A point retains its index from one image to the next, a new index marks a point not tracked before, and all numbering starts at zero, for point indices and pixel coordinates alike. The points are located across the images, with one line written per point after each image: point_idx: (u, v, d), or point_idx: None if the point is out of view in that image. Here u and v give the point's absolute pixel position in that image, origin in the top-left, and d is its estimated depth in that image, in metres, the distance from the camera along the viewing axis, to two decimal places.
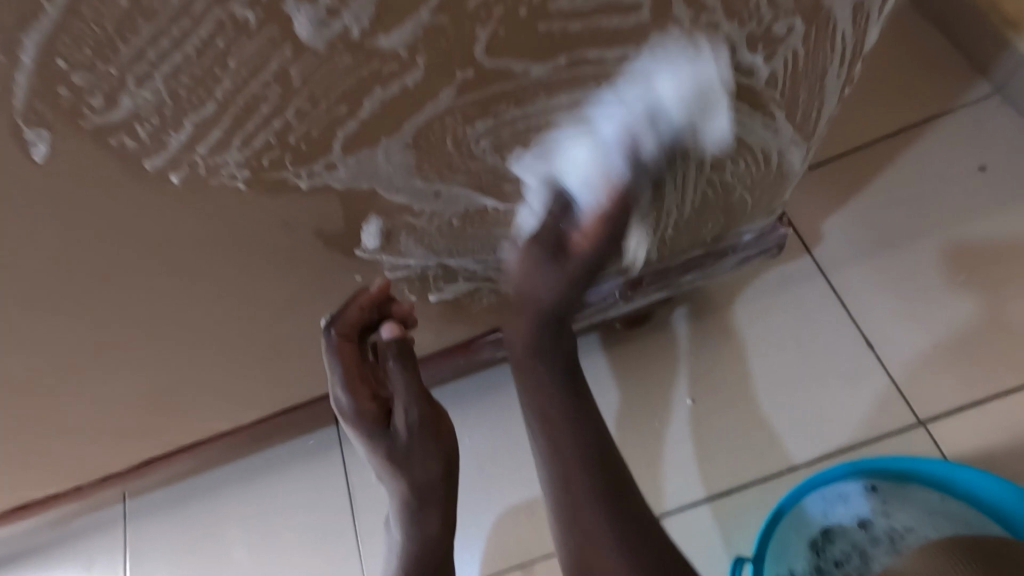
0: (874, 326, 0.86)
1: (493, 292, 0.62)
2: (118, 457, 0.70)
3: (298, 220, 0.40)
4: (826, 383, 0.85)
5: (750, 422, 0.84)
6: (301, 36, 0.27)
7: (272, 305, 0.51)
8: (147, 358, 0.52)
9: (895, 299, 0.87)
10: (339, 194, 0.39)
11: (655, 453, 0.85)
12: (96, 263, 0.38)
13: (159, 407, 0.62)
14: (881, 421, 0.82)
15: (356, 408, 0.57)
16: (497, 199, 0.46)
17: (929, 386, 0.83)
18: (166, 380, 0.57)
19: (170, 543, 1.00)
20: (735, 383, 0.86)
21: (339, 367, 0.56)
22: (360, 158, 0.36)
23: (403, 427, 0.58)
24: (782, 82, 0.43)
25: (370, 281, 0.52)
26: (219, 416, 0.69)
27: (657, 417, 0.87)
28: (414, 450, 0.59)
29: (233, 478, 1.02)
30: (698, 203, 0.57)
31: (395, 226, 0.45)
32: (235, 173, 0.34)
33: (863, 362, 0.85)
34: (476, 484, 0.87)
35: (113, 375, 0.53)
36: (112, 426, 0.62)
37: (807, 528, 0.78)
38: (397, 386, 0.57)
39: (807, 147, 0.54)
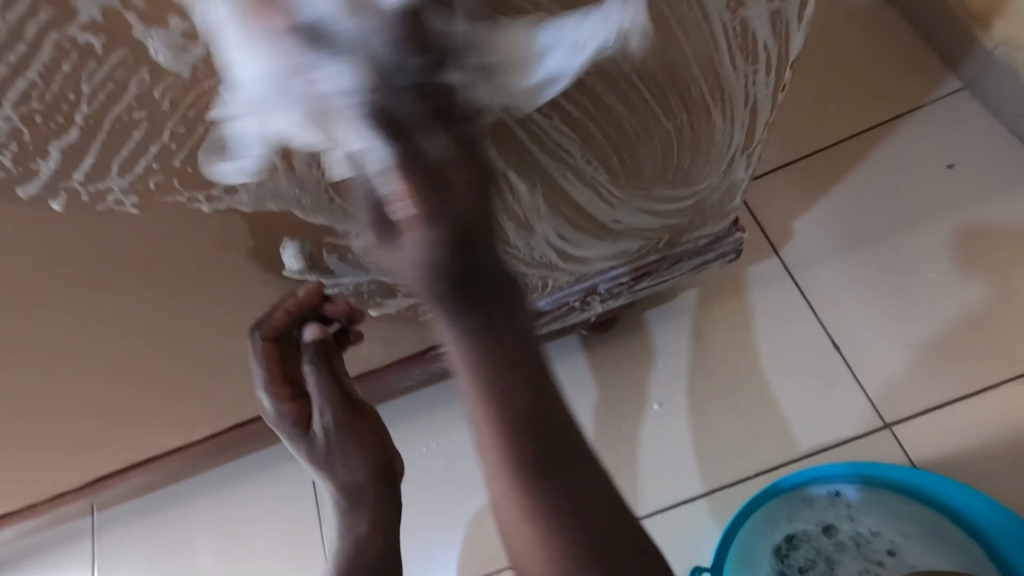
0: (841, 328, 0.85)
1: None
2: (67, 474, 0.69)
3: (206, 240, 0.39)
4: (792, 384, 0.84)
5: (716, 427, 0.84)
6: (160, 61, 0.26)
7: (202, 322, 0.49)
8: (76, 378, 0.51)
9: (863, 300, 0.86)
10: (246, 218, 0.38)
11: (620, 459, 0.84)
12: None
13: (101, 425, 0.61)
14: (848, 424, 0.81)
15: (279, 410, 0.57)
16: None
17: (892, 387, 0.82)
18: (100, 399, 0.56)
19: (136, 556, 0.99)
20: (702, 387, 0.86)
21: (263, 369, 0.55)
22: (262, 182, 0.35)
23: (319, 429, 0.56)
24: (710, 94, 0.42)
25: (299, 284, 0.49)
26: (167, 431, 0.68)
27: (623, 422, 0.86)
28: (333, 451, 0.57)
29: (201, 489, 1.01)
30: (646, 216, 0.56)
31: (318, 247, 0.44)
32: (122, 198, 0.33)
33: (828, 363, 0.84)
34: (441, 491, 0.86)
35: (42, 397, 0.52)
36: (54, 445, 0.61)
37: (770, 534, 0.77)
38: (313, 389, 0.55)
39: (750, 153, 0.54)
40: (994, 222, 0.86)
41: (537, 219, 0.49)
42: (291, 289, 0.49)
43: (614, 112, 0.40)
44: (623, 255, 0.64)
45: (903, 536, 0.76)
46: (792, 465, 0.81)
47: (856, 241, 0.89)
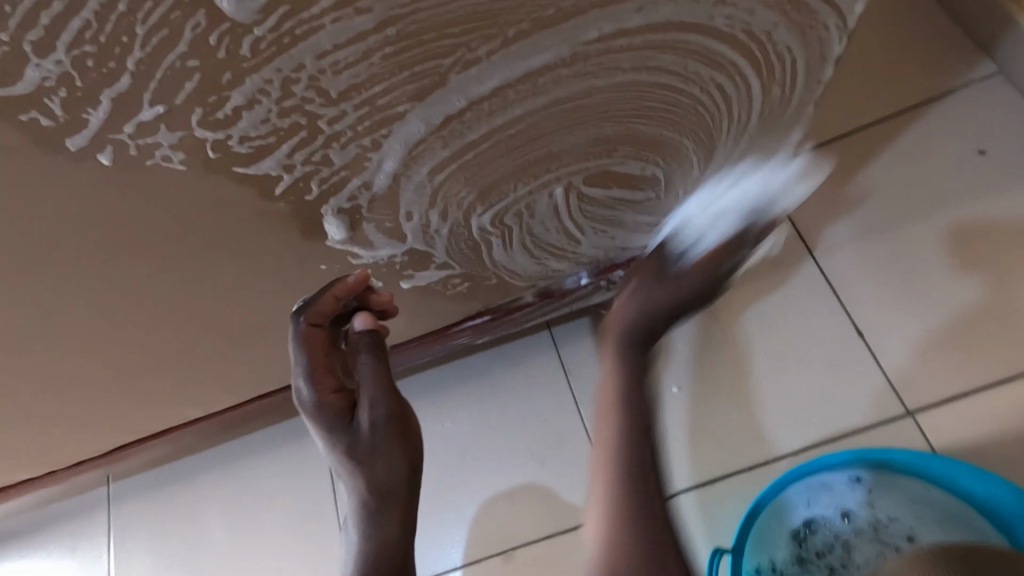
0: (866, 314, 0.84)
1: (465, 279, 0.60)
2: (89, 441, 0.69)
3: (246, 204, 0.38)
4: (812, 368, 0.83)
5: (735, 412, 0.83)
6: (224, 8, 0.25)
7: (233, 290, 0.49)
8: (106, 342, 0.51)
9: (888, 287, 0.85)
10: (288, 181, 0.37)
11: None
12: (29, 245, 0.36)
13: (126, 392, 0.61)
14: (870, 410, 0.81)
15: (317, 401, 0.51)
16: (459, 191, 0.44)
17: (914, 374, 0.81)
18: (129, 365, 0.56)
19: (153, 527, 1.00)
20: (723, 369, 0.85)
21: (303, 356, 0.50)
22: (308, 138, 0.34)
23: (367, 423, 0.50)
24: (763, 68, 0.42)
25: (349, 270, 0.49)
26: (189, 400, 0.67)
27: None
28: (377, 447, 0.52)
29: (217, 462, 1.01)
30: (676, 189, 0.56)
31: (360, 215, 0.43)
32: (170, 154, 0.32)
33: (851, 350, 0.83)
34: (457, 472, 0.86)
35: (69, 361, 0.52)
36: (79, 411, 0.61)
37: (789, 518, 0.77)
38: (365, 376, 0.50)
39: (789, 136, 0.54)
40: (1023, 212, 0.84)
41: (581, 184, 0.49)
42: (325, 260, 0.48)
43: (664, 77, 0.39)
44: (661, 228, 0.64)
45: (924, 524, 0.75)
46: (811, 451, 0.81)
47: (883, 226, 0.87)
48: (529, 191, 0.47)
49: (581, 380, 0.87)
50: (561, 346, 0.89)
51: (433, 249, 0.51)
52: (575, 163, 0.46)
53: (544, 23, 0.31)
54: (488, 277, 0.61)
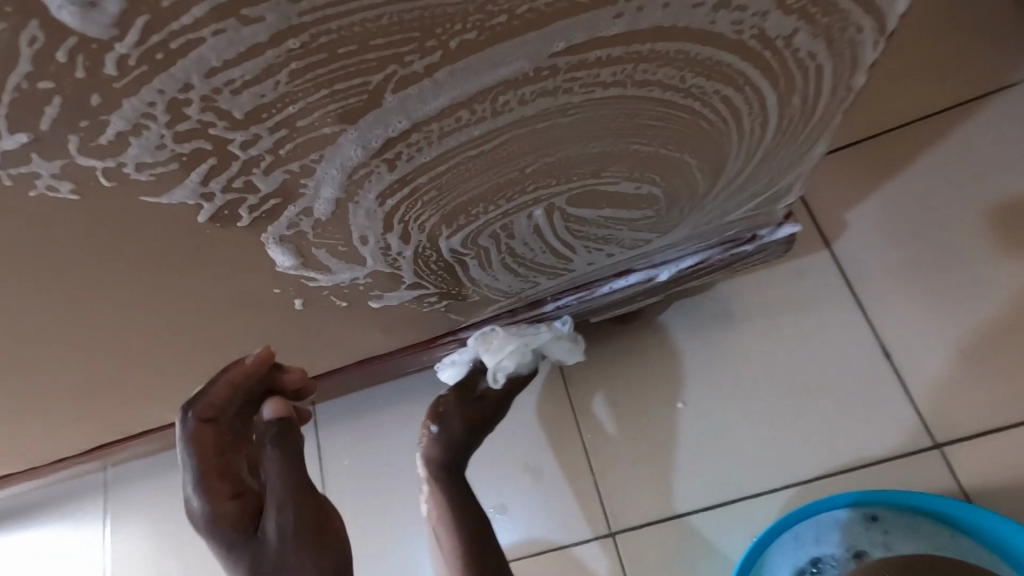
0: (894, 334, 0.76)
1: (444, 297, 0.54)
2: (65, 440, 0.68)
3: (166, 230, 0.34)
4: (829, 391, 0.76)
5: (743, 437, 0.77)
6: (66, 21, 0.20)
7: (182, 312, 0.45)
8: (53, 356, 0.48)
9: (920, 304, 0.76)
10: (212, 209, 0.32)
11: (639, 454, 0.79)
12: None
13: (92, 398, 0.59)
14: (892, 441, 0.73)
15: (210, 512, 0.46)
16: (419, 214, 0.38)
17: (946, 404, 0.73)
18: (88, 376, 0.53)
19: (140, 513, 0.99)
20: (730, 387, 0.79)
21: (190, 458, 0.47)
22: (220, 165, 0.29)
23: (273, 531, 0.46)
24: (780, 79, 0.35)
25: (249, 352, 0.49)
26: (161, 407, 0.65)
27: (645, 415, 0.80)
28: (285, 559, 0.46)
29: None
30: (676, 207, 0.50)
31: (309, 241, 0.38)
32: (56, 184, 0.27)
33: (875, 373, 0.76)
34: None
35: (17, 372, 0.49)
36: (46, 414, 0.59)
37: (794, 556, 0.72)
38: (269, 477, 0.48)
39: (813, 151, 0.47)
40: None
41: (563, 205, 0.43)
42: (280, 284, 0.44)
43: (657, 92, 0.33)
44: (664, 241, 0.58)
45: None
46: (825, 482, 0.74)
47: (918, 236, 0.78)
48: (505, 213, 0.42)
49: (580, 391, 0.83)
50: None
51: (401, 270, 0.46)
52: (557, 184, 0.40)
53: (494, 34, 0.25)
54: (470, 295, 0.56)
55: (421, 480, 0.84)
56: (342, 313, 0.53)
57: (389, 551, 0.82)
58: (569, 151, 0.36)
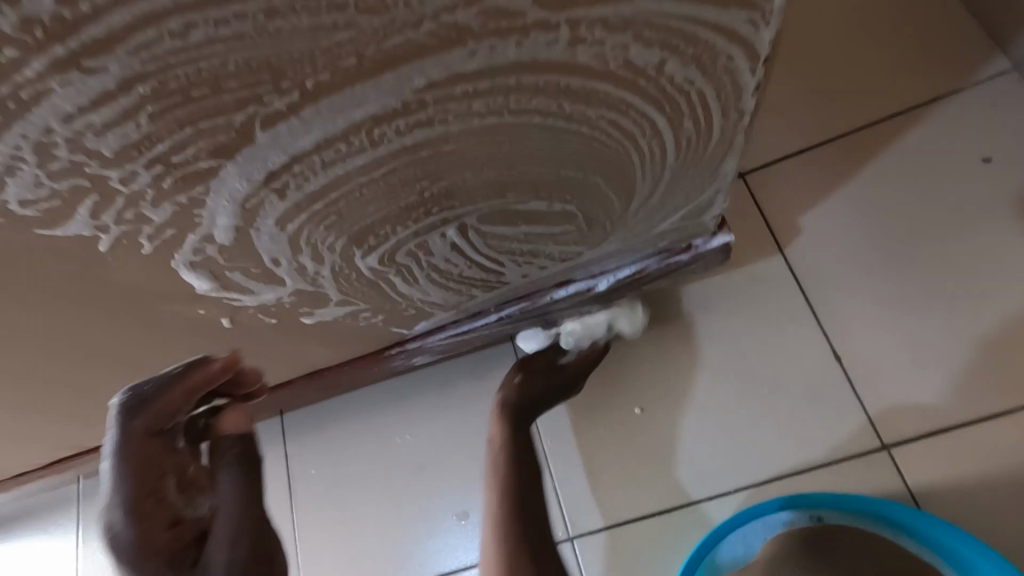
0: (845, 337, 0.74)
1: (378, 312, 0.56)
2: (22, 455, 0.69)
3: (67, 260, 0.35)
4: (781, 397, 0.74)
5: (694, 442, 0.75)
6: None
7: (110, 334, 0.46)
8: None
9: (873, 307, 0.74)
10: (111, 240, 0.34)
11: (591, 461, 0.77)
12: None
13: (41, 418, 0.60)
14: (842, 444, 0.71)
15: (140, 539, 0.43)
16: (326, 236, 0.39)
17: (899, 407, 0.71)
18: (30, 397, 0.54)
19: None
20: (683, 395, 0.77)
21: (122, 473, 0.44)
22: (105, 199, 0.30)
23: (220, 562, 0.45)
24: (664, 105, 0.36)
25: (215, 356, 0.48)
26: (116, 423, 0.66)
27: (601, 422, 0.78)
28: None
29: None
30: (598, 223, 0.51)
31: (220, 266, 0.39)
32: None
33: (828, 379, 0.73)
34: (416, 486, 0.84)
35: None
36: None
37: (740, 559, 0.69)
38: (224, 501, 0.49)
39: (725, 166, 0.48)
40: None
41: (477, 223, 0.45)
42: (204, 306, 0.45)
43: (540, 119, 0.34)
44: (596, 253, 0.59)
45: None
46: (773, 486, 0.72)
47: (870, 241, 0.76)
48: (416, 233, 0.43)
49: None
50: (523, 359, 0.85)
51: (326, 287, 0.47)
52: (463, 204, 0.41)
53: (347, 74, 0.26)
54: (405, 308, 0.57)
55: (388, 489, 0.85)
56: (276, 330, 0.54)
57: (357, 560, 0.83)
58: (465, 175, 0.38)
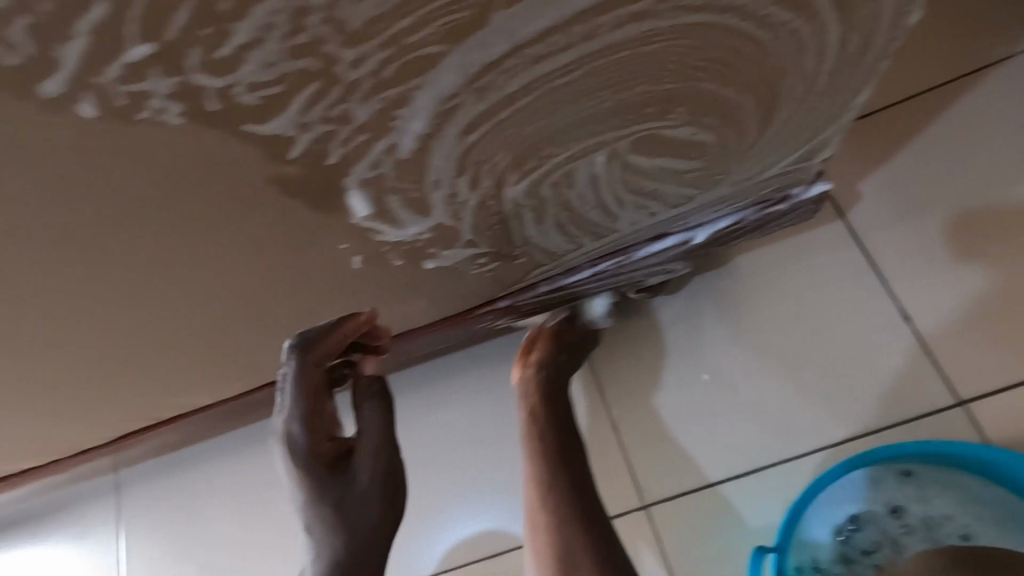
0: (908, 298, 0.80)
1: (494, 259, 0.55)
2: (94, 416, 0.67)
3: (249, 167, 0.33)
4: (846, 358, 0.80)
5: (767, 406, 0.82)
6: None
7: (242, 266, 0.44)
8: (106, 316, 0.47)
9: (932, 269, 0.80)
10: (303, 147, 0.32)
11: (664, 430, 0.85)
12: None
13: (132, 369, 0.58)
14: (913, 402, 0.77)
15: (311, 447, 0.53)
16: (494, 154, 0.39)
17: (966, 362, 0.77)
18: (133, 341, 0.52)
19: (176, 503, 1.04)
20: (752, 362, 0.83)
21: (297, 396, 0.54)
22: (323, 87, 0.29)
23: (364, 471, 0.54)
24: (844, 13, 0.37)
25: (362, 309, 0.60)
26: (199, 380, 0.65)
27: (669, 390, 0.85)
28: (366, 495, 0.54)
29: (227, 453, 1.04)
30: (724, 160, 0.51)
31: (385, 187, 0.38)
32: (163, 105, 0.27)
33: (891, 339, 0.80)
34: (449, 467, 0.83)
35: (65, 341, 0.48)
36: (84, 386, 0.58)
37: (833, 513, 0.73)
38: (367, 425, 0.56)
39: (856, 98, 0.48)
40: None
41: (625, 152, 0.44)
42: (344, 241, 0.44)
43: (736, 21, 0.34)
44: (703, 200, 0.59)
45: (981, 522, 0.69)
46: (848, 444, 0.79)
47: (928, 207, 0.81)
48: (569, 158, 0.42)
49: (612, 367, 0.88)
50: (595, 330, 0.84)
51: (465, 224, 0.46)
52: (623, 126, 0.41)
53: None
54: (517, 256, 0.56)
55: (421, 471, 0.84)
56: (394, 277, 0.52)
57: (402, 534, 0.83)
58: (642, 87, 0.37)
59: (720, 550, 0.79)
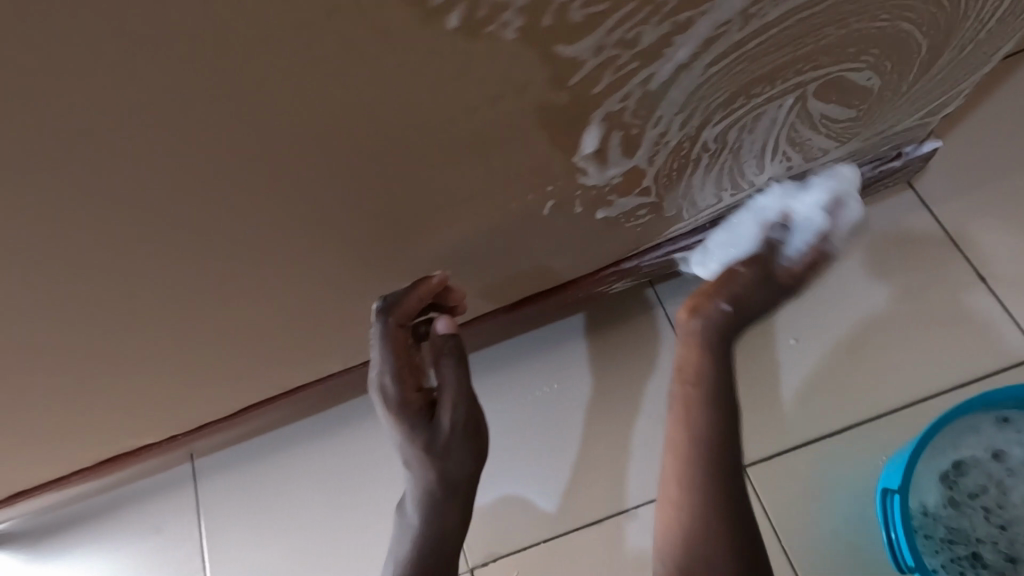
0: (976, 258, 0.80)
1: (651, 210, 0.57)
2: (231, 387, 0.68)
3: (530, 91, 0.35)
4: (923, 319, 0.79)
5: (852, 371, 0.78)
6: None
7: (453, 208, 0.46)
8: (308, 263, 0.48)
9: (995, 227, 0.80)
10: (585, 73, 0.35)
11: (761, 392, 0.79)
12: (296, 131, 0.33)
13: (293, 329, 0.59)
14: (997, 353, 0.76)
15: (401, 397, 0.55)
16: (720, 88, 0.41)
17: None
18: (313, 295, 0.53)
19: (253, 492, 1.04)
20: (828, 329, 0.80)
21: (386, 352, 0.55)
22: (640, 8, 0.31)
23: (447, 423, 0.55)
24: None
25: (434, 272, 0.55)
26: (341, 342, 0.66)
27: (752, 355, 0.80)
28: (452, 446, 0.56)
29: (306, 439, 1.05)
30: (875, 108, 0.54)
31: (621, 121, 0.41)
32: (513, 18, 0.29)
33: (965, 297, 0.79)
34: (511, 452, 0.80)
35: (263, 289, 0.50)
36: (244, 348, 0.59)
37: (939, 460, 0.76)
38: (445, 383, 0.55)
39: (1002, 45, 0.52)
40: (956, 230, 0.81)
41: (809, 96, 0.47)
42: (549, 182, 0.46)
43: None
44: (834, 155, 0.62)
45: None
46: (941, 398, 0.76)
47: (984, 173, 0.83)
48: (768, 99, 0.45)
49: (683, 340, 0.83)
50: (666, 302, 0.83)
51: (655, 168, 0.49)
52: (822, 67, 0.44)
53: None
54: (669, 210, 0.59)
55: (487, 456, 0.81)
56: (565, 224, 0.55)
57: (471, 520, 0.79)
58: (861, 24, 0.40)
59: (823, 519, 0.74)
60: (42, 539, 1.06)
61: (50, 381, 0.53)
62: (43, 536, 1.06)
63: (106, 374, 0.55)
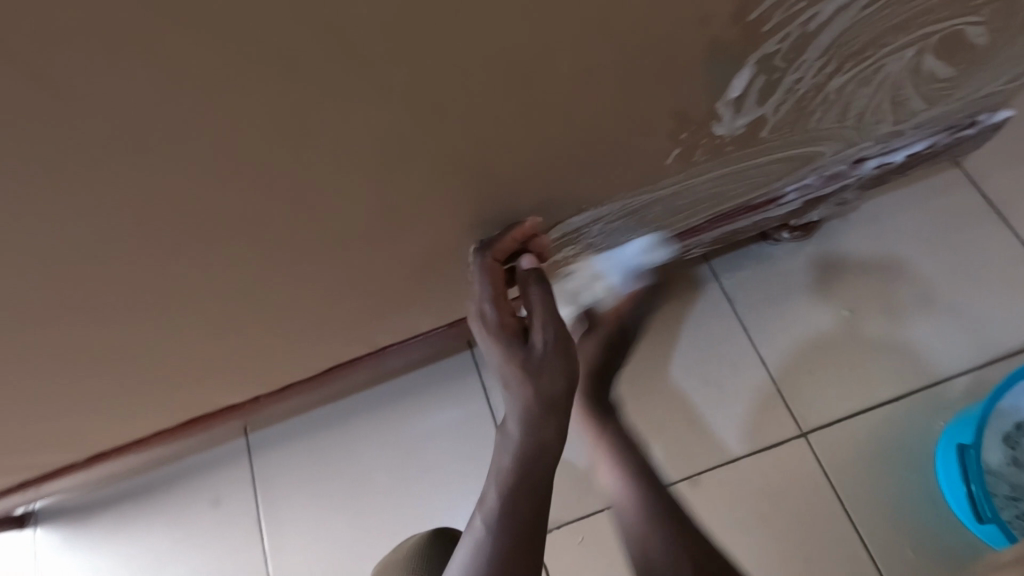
0: (930, 267, 0.91)
1: (753, 164, 0.61)
2: (327, 325, 0.71)
3: (710, 22, 0.38)
4: (891, 322, 0.89)
5: (824, 370, 0.89)
6: None
7: (591, 142, 0.49)
8: (446, 194, 0.51)
9: (943, 238, 0.92)
10: (763, 8, 0.37)
11: (743, 392, 0.89)
12: (504, 53, 0.36)
13: (405, 262, 0.62)
14: (953, 355, 0.87)
15: (498, 321, 0.62)
16: (859, 39, 0.44)
17: (993, 311, 0.88)
18: (438, 226, 0.56)
19: (309, 465, 1.05)
20: (805, 331, 0.91)
21: (484, 283, 0.63)
22: None
23: (540, 341, 0.60)
24: None
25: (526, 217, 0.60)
26: (438, 281, 0.69)
27: (737, 355, 0.91)
28: (546, 362, 0.59)
29: (363, 409, 1.07)
30: (974, 70, 0.57)
31: (770, 66, 0.43)
32: None
33: (923, 303, 0.90)
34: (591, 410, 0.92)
35: (398, 216, 0.53)
36: (355, 280, 0.62)
37: (1000, 423, 0.78)
38: (535, 305, 0.61)
39: None
40: (890, 256, 0.92)
41: (925, 53, 0.50)
42: (682, 122, 0.49)
43: None
44: (922, 119, 0.65)
45: None
46: (904, 396, 0.86)
47: (938, 188, 0.94)
48: (894, 51, 0.47)
49: (715, 323, 0.93)
50: (721, 277, 0.95)
51: (775, 122, 0.52)
52: (945, 23, 0.46)
53: None
54: (764, 167, 0.63)
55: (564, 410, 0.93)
56: (679, 174, 0.58)
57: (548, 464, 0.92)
58: None
59: (851, 479, 0.84)
60: (96, 509, 1.07)
61: (190, 310, 0.56)
62: (94, 504, 1.07)
63: (231, 303, 0.58)
